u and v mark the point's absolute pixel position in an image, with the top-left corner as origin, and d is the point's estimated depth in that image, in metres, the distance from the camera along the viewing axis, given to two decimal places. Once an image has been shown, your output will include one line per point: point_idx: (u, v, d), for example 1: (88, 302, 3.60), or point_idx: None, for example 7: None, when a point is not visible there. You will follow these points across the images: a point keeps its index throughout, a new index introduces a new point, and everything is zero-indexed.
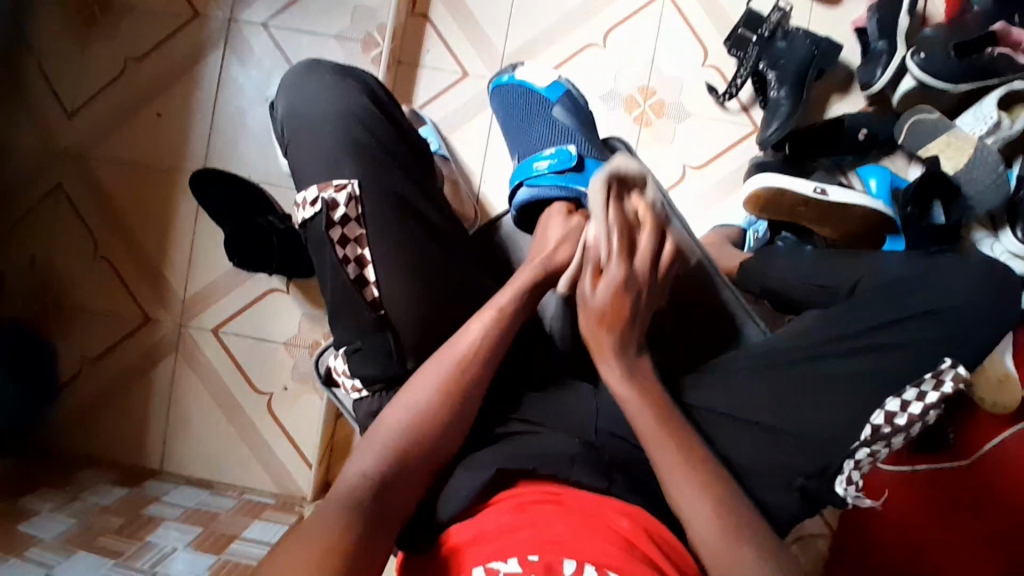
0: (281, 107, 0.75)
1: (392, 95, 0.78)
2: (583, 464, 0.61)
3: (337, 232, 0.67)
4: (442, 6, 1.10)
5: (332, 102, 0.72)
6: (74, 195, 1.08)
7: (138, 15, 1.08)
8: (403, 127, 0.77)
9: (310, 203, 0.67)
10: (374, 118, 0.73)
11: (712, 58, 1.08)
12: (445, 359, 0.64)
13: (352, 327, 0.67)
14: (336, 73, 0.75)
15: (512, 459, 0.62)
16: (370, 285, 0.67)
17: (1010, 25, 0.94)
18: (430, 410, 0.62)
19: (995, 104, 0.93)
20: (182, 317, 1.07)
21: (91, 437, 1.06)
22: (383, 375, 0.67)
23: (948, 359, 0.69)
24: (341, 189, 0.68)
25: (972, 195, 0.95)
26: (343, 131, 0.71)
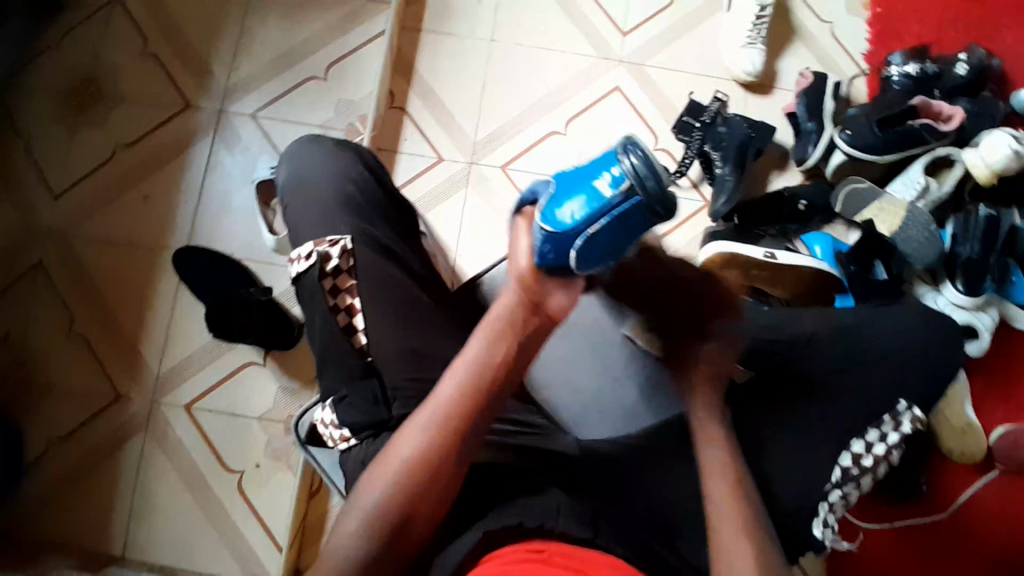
0: (283, 175, 0.81)
1: (382, 163, 0.85)
2: (568, 516, 0.63)
3: (328, 283, 0.72)
4: (418, 99, 1.20)
5: (329, 168, 0.79)
6: (53, 273, 1.09)
7: (132, 106, 1.15)
8: (393, 189, 0.83)
9: (304, 257, 0.73)
10: (366, 180, 0.80)
11: (664, 141, 1.20)
12: (421, 422, 0.61)
13: (341, 374, 0.70)
14: (337, 144, 0.83)
15: (498, 520, 0.63)
16: (358, 333, 0.71)
17: (928, 98, 1.06)
18: (402, 485, 0.60)
19: (921, 171, 1.06)
20: (155, 394, 1.05)
21: (48, 525, 1.00)
22: (371, 422, 0.68)
23: (904, 400, 0.77)
24: (335, 244, 0.73)
25: (909, 253, 1.04)
26: (339, 191, 0.77)
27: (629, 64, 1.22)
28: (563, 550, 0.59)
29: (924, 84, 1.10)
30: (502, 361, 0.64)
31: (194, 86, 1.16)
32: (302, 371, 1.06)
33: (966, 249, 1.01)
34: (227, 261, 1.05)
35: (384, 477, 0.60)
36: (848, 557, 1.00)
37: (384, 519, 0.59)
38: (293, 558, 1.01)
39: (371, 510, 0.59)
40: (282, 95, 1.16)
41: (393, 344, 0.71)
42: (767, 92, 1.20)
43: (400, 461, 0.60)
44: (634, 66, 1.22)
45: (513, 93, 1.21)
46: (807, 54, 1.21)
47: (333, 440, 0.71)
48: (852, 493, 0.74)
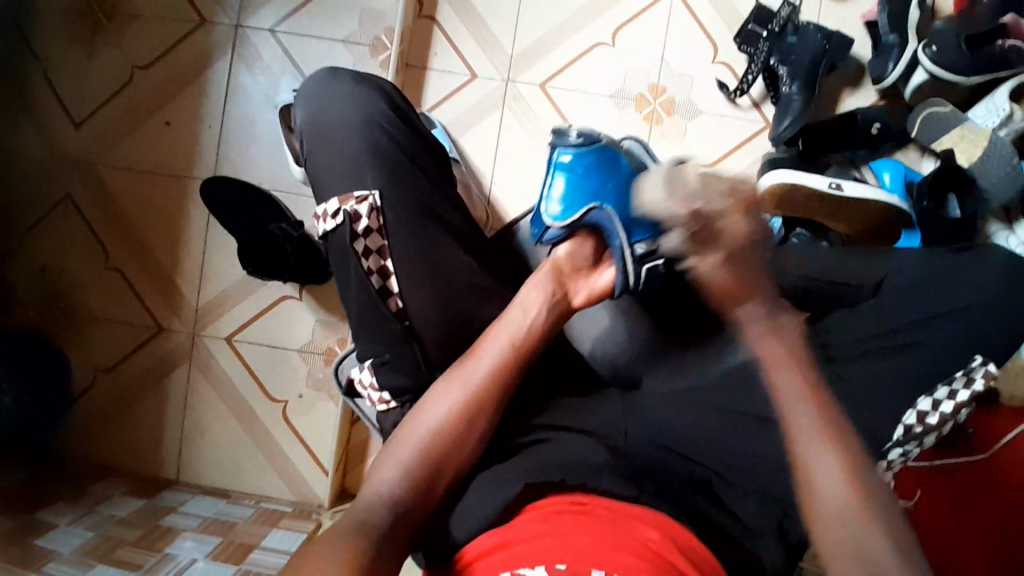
0: (301, 118, 0.73)
1: (409, 102, 0.76)
2: (610, 474, 0.62)
3: (360, 245, 0.66)
4: (449, 7, 1.08)
5: (352, 112, 0.71)
6: (83, 204, 1.08)
7: (143, 20, 1.07)
8: (422, 134, 0.75)
9: (331, 215, 0.67)
10: (395, 125, 0.72)
11: (722, 54, 1.07)
12: (462, 377, 0.64)
13: (380, 338, 0.68)
14: (356, 82, 0.74)
15: (539, 472, 0.62)
16: (393, 296, 0.67)
17: (1021, 17, 0.93)
18: (449, 426, 0.62)
19: (1007, 97, 0.93)
20: (195, 326, 1.07)
21: (108, 447, 1.07)
22: (414, 386, 0.68)
23: (978, 357, 0.70)
24: (363, 201, 0.67)
25: (988, 188, 0.93)
26: (365, 139, 0.70)
27: None
28: (608, 504, 0.59)
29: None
30: (541, 323, 0.67)
31: None
32: (336, 305, 1.04)
33: None
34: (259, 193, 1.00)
35: (432, 420, 0.62)
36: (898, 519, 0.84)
37: (426, 463, 0.60)
38: (338, 480, 1.06)
39: (407, 459, 0.60)
40: (301, 6, 1.06)
41: (426, 307, 0.68)
42: None
43: (440, 413, 0.62)
44: None
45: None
46: None
47: (371, 400, 0.70)
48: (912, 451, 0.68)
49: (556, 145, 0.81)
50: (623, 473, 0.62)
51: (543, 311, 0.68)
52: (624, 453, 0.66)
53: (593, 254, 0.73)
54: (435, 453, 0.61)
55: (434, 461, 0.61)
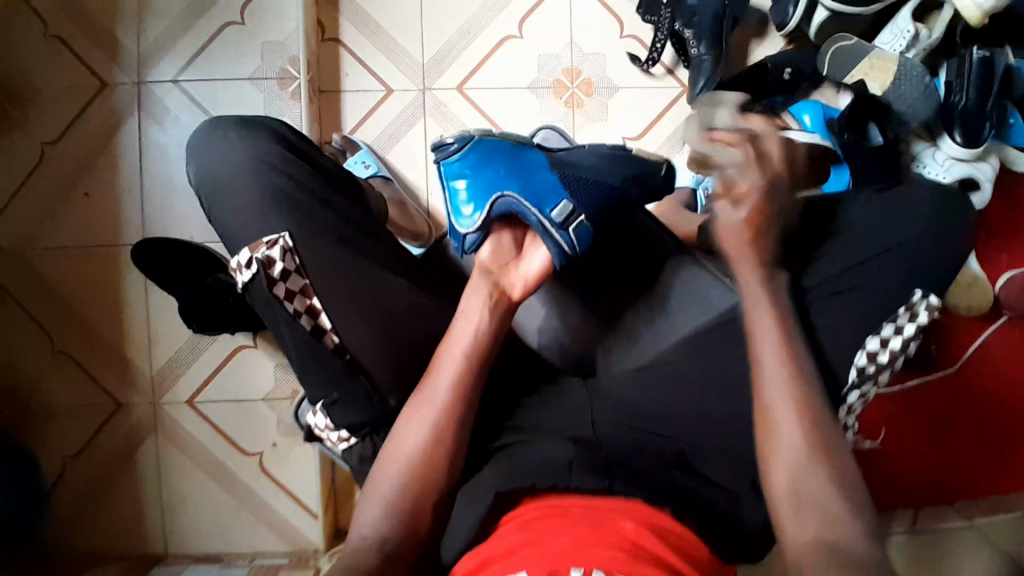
0: (195, 176, 0.72)
1: (302, 136, 0.76)
2: (582, 469, 0.61)
3: (281, 289, 0.64)
4: (352, 26, 1.07)
5: (242, 156, 0.70)
6: (14, 294, 1.04)
7: (42, 94, 1.03)
8: (320, 165, 0.75)
9: (246, 265, 0.65)
10: (289, 161, 0.71)
11: (629, 27, 1.08)
12: (428, 404, 0.63)
13: (324, 380, 0.66)
14: (241, 125, 0.73)
15: (509, 481, 0.61)
16: (328, 334, 0.65)
17: None
18: (425, 453, 0.61)
19: (909, 17, 0.95)
20: (154, 395, 1.04)
21: (88, 536, 1.03)
22: (369, 418, 0.67)
23: (919, 291, 0.71)
24: (273, 245, 0.65)
25: (904, 111, 0.95)
26: (262, 180, 0.69)
27: None
28: (583, 500, 0.58)
29: None
30: (491, 326, 0.66)
31: (101, 58, 1.03)
32: None
33: (963, 97, 0.93)
34: (194, 246, 0.97)
35: (408, 446, 0.61)
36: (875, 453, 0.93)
37: (410, 495, 0.60)
38: (330, 522, 1.04)
39: (393, 496, 0.60)
40: (200, 51, 1.03)
41: (368, 332, 0.67)
42: None
43: (414, 446, 0.61)
44: None
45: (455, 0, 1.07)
46: None
47: (331, 441, 0.69)
48: (869, 391, 0.71)
49: (438, 159, 0.73)
50: (594, 466, 0.61)
51: (484, 314, 0.66)
52: (593, 443, 0.66)
53: (516, 244, 0.69)
54: (417, 483, 0.60)
55: (422, 491, 0.60)
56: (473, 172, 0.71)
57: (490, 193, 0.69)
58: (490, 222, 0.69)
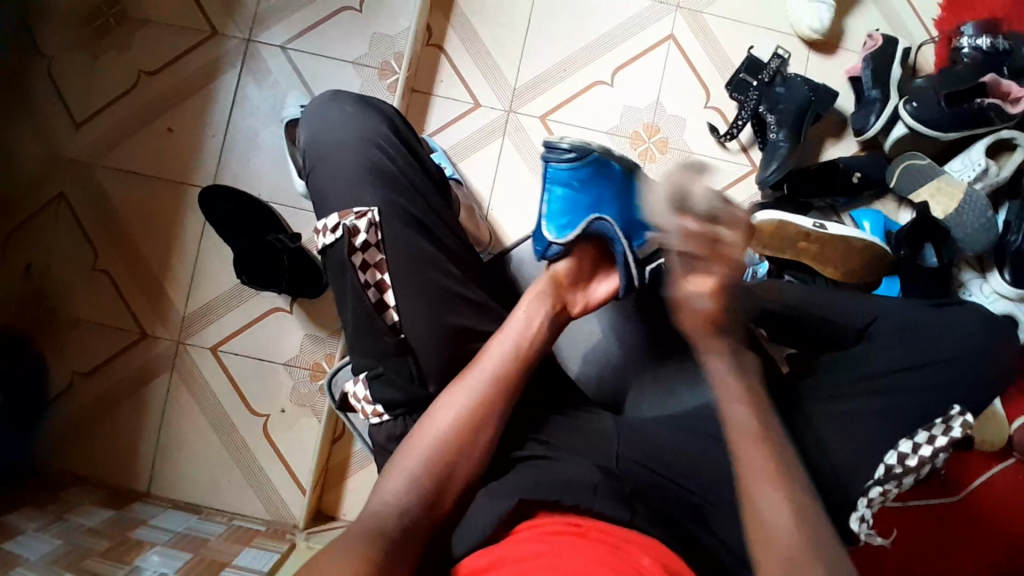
0: (304, 136, 0.76)
1: (412, 127, 0.78)
2: (605, 496, 0.60)
3: (358, 258, 0.68)
4: (457, 38, 1.13)
5: (354, 130, 0.73)
6: (78, 206, 1.06)
7: (155, 28, 1.08)
8: (422, 156, 0.76)
9: (331, 229, 0.68)
10: (396, 146, 0.74)
11: (715, 99, 1.12)
12: (465, 388, 0.64)
13: (373, 351, 0.68)
14: (359, 104, 0.76)
15: (532, 489, 0.60)
16: (389, 310, 0.68)
17: (1000, 77, 0.98)
18: (456, 433, 0.62)
19: (983, 152, 0.99)
20: (181, 334, 1.05)
21: (80, 455, 1.03)
22: (405, 399, 0.67)
23: (957, 406, 0.72)
24: (362, 216, 0.68)
25: (961, 237, 0.99)
26: (365, 156, 0.72)
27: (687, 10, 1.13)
28: (602, 526, 0.58)
29: (992, 61, 1.01)
30: (541, 331, 0.70)
31: (220, 11, 1.09)
32: (328, 319, 1.04)
33: (1018, 237, 0.97)
34: (245, 196, 1.01)
35: (439, 424, 0.62)
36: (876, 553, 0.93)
37: (429, 473, 0.60)
38: (316, 501, 1.02)
39: (416, 470, 0.60)
40: (313, 26, 1.09)
41: (423, 313, 0.68)
42: (831, 52, 1.12)
43: (442, 422, 0.62)
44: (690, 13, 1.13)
45: (558, 36, 1.13)
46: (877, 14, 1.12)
47: (365, 413, 0.68)
48: (891, 489, 0.71)
49: (545, 160, 0.80)
50: (618, 495, 0.60)
51: (541, 321, 0.70)
52: (617, 473, 0.65)
53: (592, 266, 0.77)
54: (441, 466, 0.61)
55: (441, 471, 0.60)
56: (580, 186, 0.79)
57: (588, 215, 0.76)
58: (579, 239, 0.76)
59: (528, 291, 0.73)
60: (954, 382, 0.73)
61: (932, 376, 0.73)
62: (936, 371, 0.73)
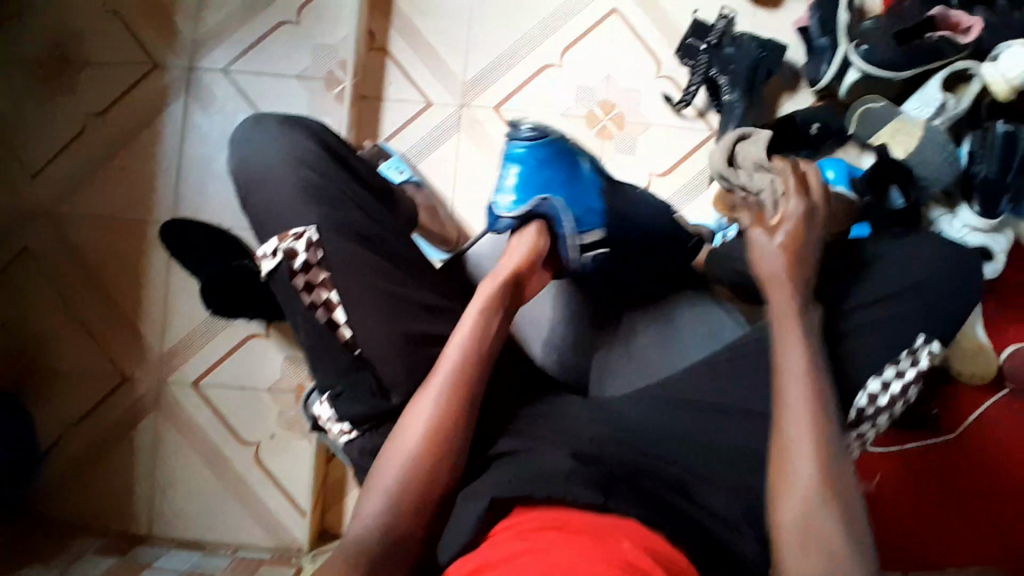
0: (232, 165, 0.75)
1: (340, 139, 0.78)
2: (579, 481, 0.60)
3: (300, 280, 0.67)
4: (400, 39, 1.11)
5: (281, 152, 0.72)
6: (41, 257, 1.05)
7: (94, 67, 1.06)
8: (354, 169, 0.77)
9: (270, 254, 0.68)
10: (324, 162, 0.73)
11: (666, 68, 1.11)
12: (429, 398, 0.64)
13: (331, 370, 0.68)
14: (284, 124, 0.75)
15: (508, 487, 0.60)
16: (341, 327, 0.68)
17: (948, 8, 0.98)
18: (422, 448, 0.61)
19: (939, 87, 0.98)
20: (161, 373, 1.04)
21: (76, 506, 1.02)
22: (371, 413, 0.67)
23: (922, 335, 0.71)
24: (300, 237, 0.67)
25: (926, 176, 0.98)
26: (294, 176, 0.71)
27: None
28: (583, 516, 0.56)
29: None
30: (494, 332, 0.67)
31: (158, 41, 1.07)
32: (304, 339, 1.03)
33: (983, 167, 0.96)
34: (204, 226, 1.01)
35: (407, 443, 0.62)
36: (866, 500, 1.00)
37: (405, 492, 0.60)
38: (317, 522, 1.02)
39: (391, 488, 0.61)
40: (253, 45, 1.07)
41: (387, 324, 0.68)
42: (775, 6, 1.11)
43: (414, 431, 0.62)
44: None
45: (502, 24, 1.11)
46: None
47: (334, 432, 0.70)
48: (870, 430, 0.72)
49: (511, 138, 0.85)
50: (592, 480, 0.61)
51: (494, 321, 0.68)
52: (600, 460, 0.65)
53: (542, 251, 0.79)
54: (421, 476, 0.61)
55: (417, 485, 0.61)
56: (538, 166, 0.82)
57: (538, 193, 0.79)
58: (531, 218, 0.78)
59: (483, 282, 0.71)
60: (932, 325, 0.71)
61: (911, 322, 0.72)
62: (916, 316, 0.72)
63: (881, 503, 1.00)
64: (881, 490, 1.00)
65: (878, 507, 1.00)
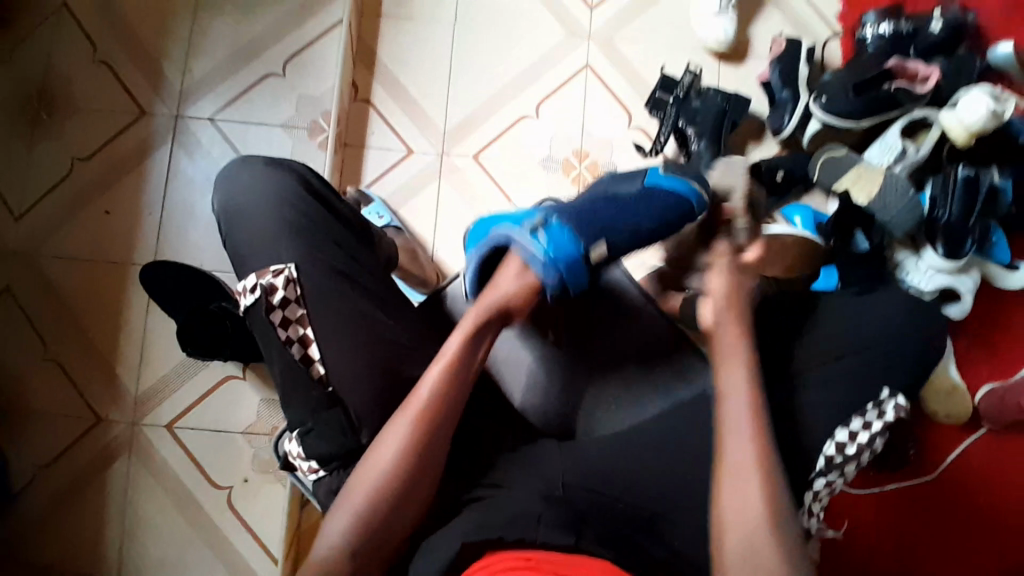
0: (218, 203, 0.77)
1: (324, 180, 0.80)
2: (549, 523, 0.60)
3: (277, 315, 0.68)
4: (383, 90, 1.16)
5: (265, 193, 0.74)
6: (22, 298, 1.06)
7: (86, 115, 1.10)
8: (337, 209, 0.79)
9: (249, 290, 0.69)
10: (308, 202, 0.75)
11: (637, 120, 1.16)
12: (403, 426, 0.62)
13: (305, 405, 0.68)
14: (269, 165, 0.78)
15: (477, 529, 0.59)
16: (315, 363, 0.68)
17: (903, 59, 1.03)
18: (394, 475, 0.60)
19: (898, 134, 1.03)
20: (135, 414, 1.03)
21: (42, 552, 1.00)
22: (339, 452, 0.67)
23: (886, 389, 0.73)
24: (279, 274, 0.69)
25: (888, 220, 1.02)
26: (280, 216, 0.73)
27: (598, 38, 1.18)
28: (555, 556, 0.56)
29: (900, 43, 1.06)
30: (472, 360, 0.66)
31: (148, 91, 1.11)
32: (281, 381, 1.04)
33: (945, 212, 0.99)
34: (188, 270, 1.00)
35: (378, 469, 0.60)
36: (840, 537, 1.02)
37: (372, 517, 0.59)
38: (290, 568, 1.00)
39: (357, 513, 0.59)
40: (240, 95, 1.12)
41: (357, 363, 0.68)
42: (740, 61, 1.17)
43: (385, 452, 0.61)
44: (603, 41, 1.18)
45: (482, 77, 1.17)
46: (779, 20, 1.17)
47: (303, 471, 0.69)
48: (836, 481, 0.71)
49: None
50: (561, 520, 0.60)
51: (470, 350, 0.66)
52: (567, 498, 0.65)
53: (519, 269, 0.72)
54: (391, 498, 0.60)
55: (385, 510, 0.60)
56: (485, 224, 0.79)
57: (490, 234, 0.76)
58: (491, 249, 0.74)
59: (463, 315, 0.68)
60: (888, 365, 0.74)
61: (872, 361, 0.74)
62: (874, 356, 0.74)
63: (858, 543, 1.01)
64: (858, 531, 1.01)
65: (858, 545, 1.01)
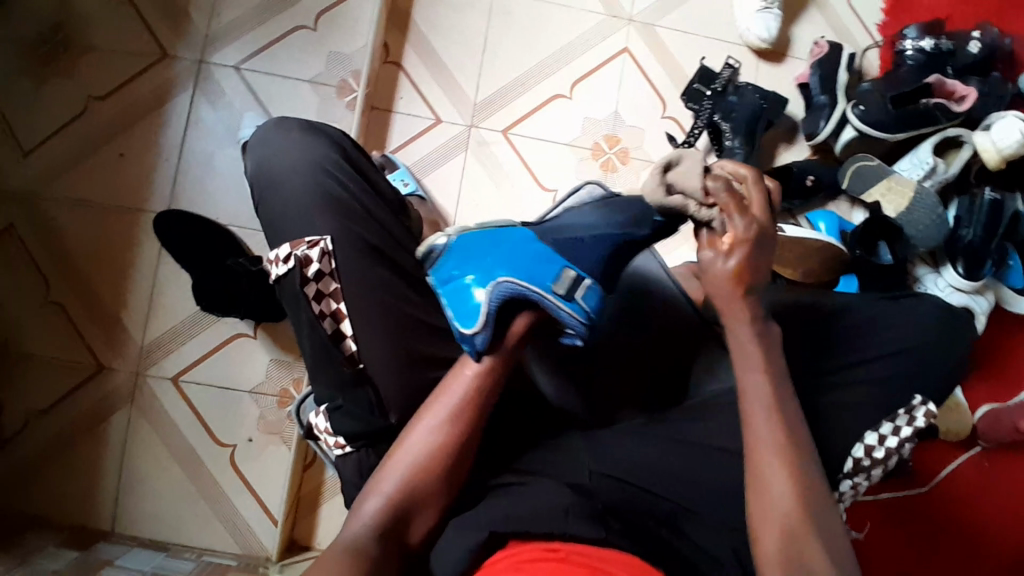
0: (250, 164, 0.74)
1: (360, 149, 0.78)
2: (577, 516, 0.58)
3: (311, 289, 0.67)
4: (415, 55, 1.13)
5: (301, 158, 0.72)
6: (27, 236, 1.02)
7: (103, 52, 1.05)
8: (372, 179, 0.77)
9: (283, 260, 0.68)
10: (344, 170, 0.73)
11: (671, 109, 1.15)
12: (437, 416, 0.62)
13: (333, 382, 0.67)
14: (305, 129, 0.75)
15: (505, 520, 0.58)
16: (347, 339, 0.68)
17: (943, 77, 1.03)
18: (427, 463, 0.60)
19: (930, 151, 1.02)
20: (139, 366, 1.01)
21: (36, 498, 0.97)
22: (369, 429, 0.66)
23: (918, 397, 0.75)
24: (314, 245, 0.68)
25: (915, 234, 1.02)
26: (315, 182, 0.71)
27: (639, 23, 1.15)
28: (582, 548, 0.54)
29: (938, 60, 1.06)
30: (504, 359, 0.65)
31: (171, 33, 1.06)
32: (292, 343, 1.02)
33: (970, 231, 1.00)
34: (209, 224, 0.99)
35: (410, 458, 0.60)
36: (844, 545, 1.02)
37: (403, 505, 0.59)
38: (289, 531, 0.99)
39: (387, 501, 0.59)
40: (267, 46, 1.07)
41: (391, 337, 0.68)
42: (779, 61, 1.16)
43: (420, 445, 0.61)
44: (643, 26, 1.15)
45: (517, 51, 1.14)
46: (822, 23, 1.16)
47: (328, 445, 0.69)
48: (862, 483, 0.73)
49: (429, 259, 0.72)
50: (588, 515, 0.59)
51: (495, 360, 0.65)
52: (595, 491, 0.65)
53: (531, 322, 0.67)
54: (422, 486, 0.60)
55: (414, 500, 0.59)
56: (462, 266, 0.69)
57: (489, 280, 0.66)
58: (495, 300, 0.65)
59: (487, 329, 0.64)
60: (912, 378, 0.76)
61: (896, 376, 0.76)
62: (898, 371, 0.76)
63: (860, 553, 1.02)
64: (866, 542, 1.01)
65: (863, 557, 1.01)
